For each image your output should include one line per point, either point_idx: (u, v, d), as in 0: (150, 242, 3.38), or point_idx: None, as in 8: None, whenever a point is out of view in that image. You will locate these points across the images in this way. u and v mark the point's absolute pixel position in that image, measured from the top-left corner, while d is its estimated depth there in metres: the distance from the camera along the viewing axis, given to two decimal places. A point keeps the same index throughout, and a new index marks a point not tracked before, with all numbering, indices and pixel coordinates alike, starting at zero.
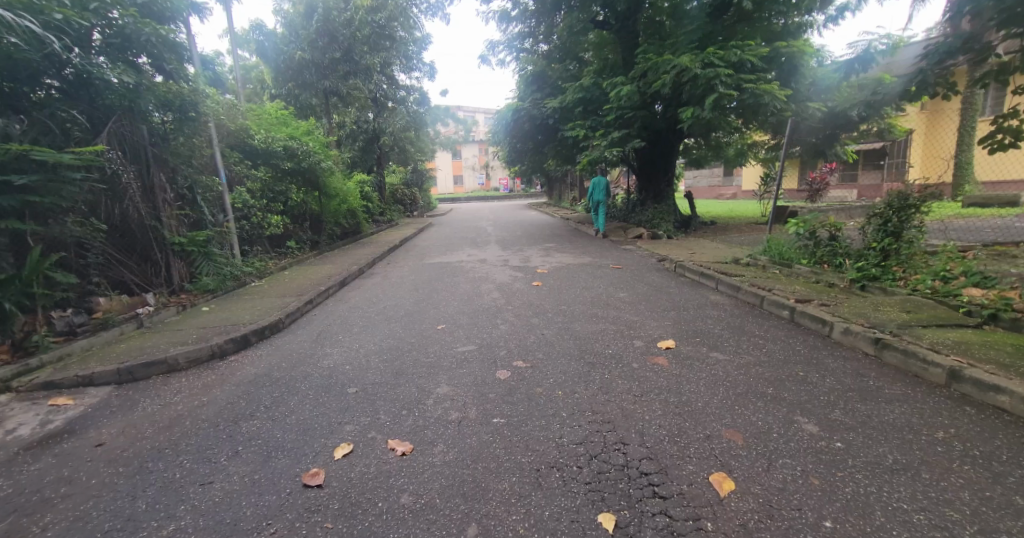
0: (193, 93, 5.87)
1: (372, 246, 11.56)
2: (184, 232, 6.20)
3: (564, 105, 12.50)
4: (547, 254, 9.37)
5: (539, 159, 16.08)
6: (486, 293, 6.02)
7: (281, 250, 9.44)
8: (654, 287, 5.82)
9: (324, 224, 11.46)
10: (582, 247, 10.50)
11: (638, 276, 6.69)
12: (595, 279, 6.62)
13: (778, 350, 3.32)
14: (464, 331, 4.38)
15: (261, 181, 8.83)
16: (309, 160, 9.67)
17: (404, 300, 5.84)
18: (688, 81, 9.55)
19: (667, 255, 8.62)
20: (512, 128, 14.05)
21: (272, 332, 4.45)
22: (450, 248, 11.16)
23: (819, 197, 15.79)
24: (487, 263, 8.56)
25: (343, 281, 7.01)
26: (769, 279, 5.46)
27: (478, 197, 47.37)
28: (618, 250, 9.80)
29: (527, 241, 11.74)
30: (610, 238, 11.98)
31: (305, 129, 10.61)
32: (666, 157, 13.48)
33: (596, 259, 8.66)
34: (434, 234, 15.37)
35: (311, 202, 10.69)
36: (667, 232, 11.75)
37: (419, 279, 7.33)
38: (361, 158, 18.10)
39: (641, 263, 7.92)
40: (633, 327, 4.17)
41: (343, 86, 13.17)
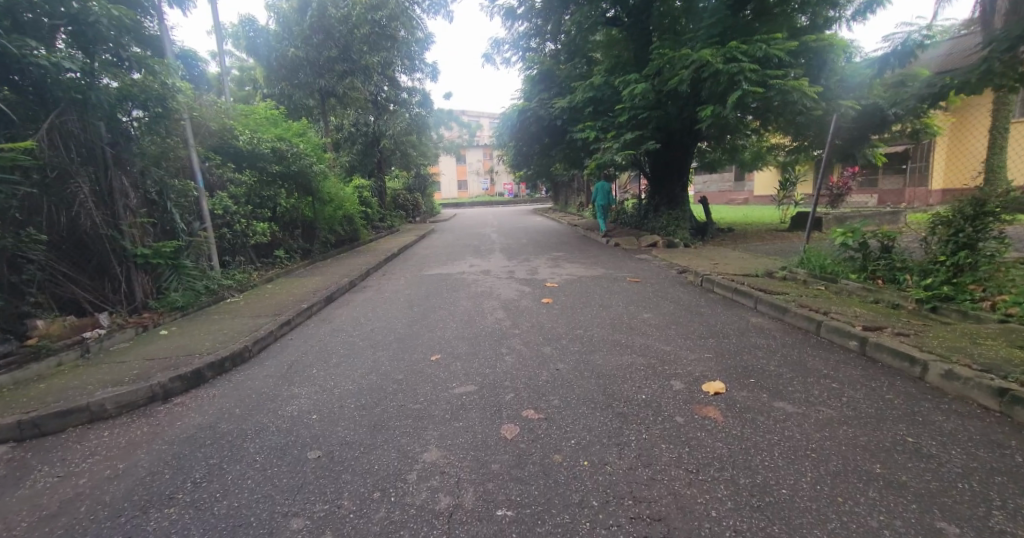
0: (161, 88, 5.29)
1: (369, 255, 10.92)
2: (150, 242, 5.55)
3: (573, 105, 11.86)
4: (555, 264, 8.68)
5: (546, 163, 15.41)
6: (489, 312, 5.32)
7: (269, 260, 8.81)
8: (680, 306, 5.10)
9: (318, 232, 10.85)
10: (593, 256, 9.79)
11: (659, 291, 5.97)
12: (610, 294, 5.92)
13: (863, 401, 2.57)
14: (463, 363, 3.67)
15: (247, 184, 8.26)
16: (299, 162, 9.13)
17: (396, 320, 5.15)
18: (709, 77, 8.88)
19: (688, 266, 7.88)
20: (517, 130, 13.40)
21: (233, 364, 3.75)
22: (451, 257, 10.50)
23: (840, 203, 15.25)
24: (490, 275, 7.87)
25: (330, 295, 6.36)
26: (816, 297, 4.70)
27: (482, 203, 46.83)
28: (631, 261, 9.09)
29: (533, 250, 11.05)
30: (622, 246, 11.23)
31: (298, 131, 10.01)
32: (680, 161, 12.82)
33: (609, 270, 7.97)
34: (436, 241, 14.70)
35: (303, 208, 10.08)
36: (682, 239, 11.08)
37: (414, 294, 6.65)
38: (361, 161, 17.79)
39: (660, 276, 7.21)
40: (664, 361, 3.46)
41: (340, 86, 12.58)
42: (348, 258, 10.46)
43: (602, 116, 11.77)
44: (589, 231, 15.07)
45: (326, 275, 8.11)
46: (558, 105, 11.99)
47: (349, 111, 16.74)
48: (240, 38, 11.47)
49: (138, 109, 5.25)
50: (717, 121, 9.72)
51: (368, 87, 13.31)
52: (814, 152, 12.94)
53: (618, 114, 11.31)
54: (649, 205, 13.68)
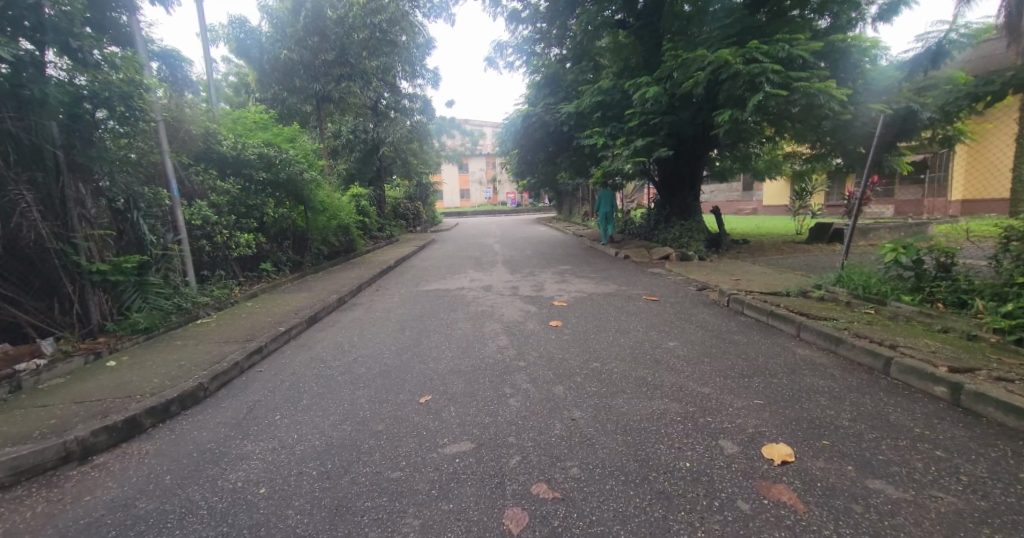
0: (126, 85, 4.78)
1: (363, 268, 10.33)
2: (109, 257, 4.97)
3: (580, 110, 11.34)
4: (561, 279, 8.07)
5: (551, 172, 14.86)
6: (491, 337, 4.71)
7: (255, 274, 8.23)
8: (708, 333, 4.46)
9: (310, 242, 10.29)
10: (602, 270, 9.16)
11: (680, 313, 5.33)
12: (625, 316, 5.29)
13: (990, 481, 1.92)
14: (459, 408, 3.05)
15: (230, 192, 7.71)
16: (289, 169, 8.67)
17: (384, 347, 4.52)
18: (728, 78, 8.34)
19: (708, 283, 7.25)
20: (521, 136, 12.85)
21: (182, 406, 3.12)
22: (450, 271, 9.91)
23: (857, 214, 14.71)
24: (491, 292, 7.26)
25: (314, 314, 5.74)
26: (870, 324, 4.04)
27: (484, 212, 46.40)
28: (643, 276, 8.46)
29: (537, 263, 10.43)
30: (632, 259, 10.61)
31: (289, 136, 9.48)
32: (692, 169, 12.30)
33: (620, 286, 7.34)
34: (436, 252, 14.12)
35: (294, 218, 9.53)
36: (697, 251, 10.49)
37: (408, 313, 6.05)
38: (360, 168, 17.28)
39: (677, 294, 6.58)
40: (705, 408, 2.81)
41: (336, 90, 12.08)
42: (342, 271, 9.88)
43: (610, 122, 11.25)
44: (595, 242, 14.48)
45: (314, 290, 7.52)
46: (564, 110, 11.45)
47: (347, 118, 16.32)
48: (231, 39, 10.94)
49: (102, 109, 4.71)
50: (734, 126, 9.18)
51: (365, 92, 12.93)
52: (833, 160, 12.39)
53: (628, 119, 10.79)
54: (659, 215, 13.10)
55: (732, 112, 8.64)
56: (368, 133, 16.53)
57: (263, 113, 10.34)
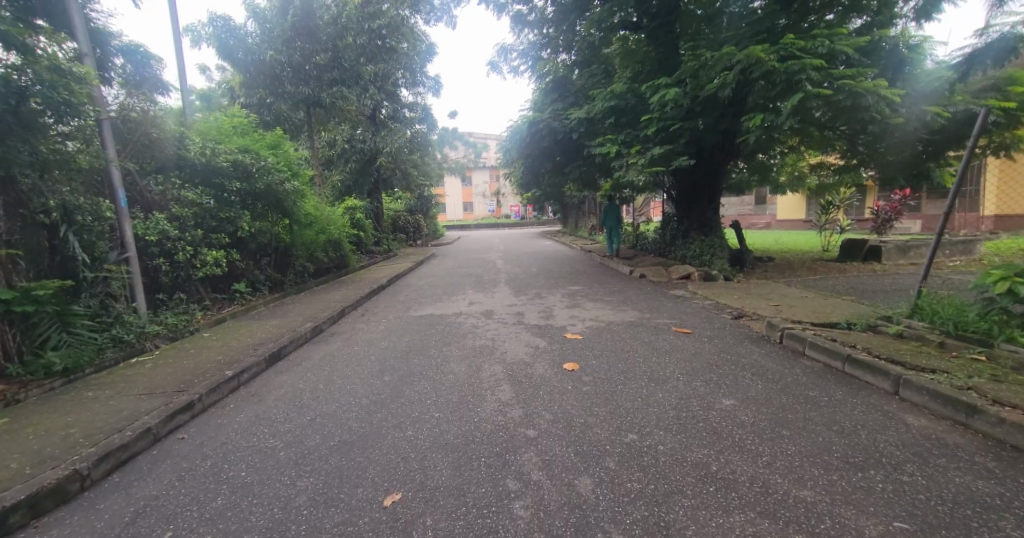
0: (45, 72, 4.03)
1: (352, 287, 9.43)
2: (19, 282, 4.02)
3: (592, 116, 10.49)
4: (572, 303, 7.13)
5: (557, 183, 13.98)
6: (491, 386, 3.74)
7: (227, 295, 7.33)
8: (767, 383, 3.47)
9: (294, 258, 9.46)
10: (617, 292, 8.19)
11: (722, 352, 4.36)
12: (655, 355, 4.32)
13: None
14: (437, 520, 2.05)
15: (198, 204, 6.84)
16: (267, 179, 7.83)
17: (353, 401, 3.55)
18: (761, 77, 7.47)
19: (745, 311, 6.28)
20: (526, 144, 11.96)
21: (35, 514, 2.13)
22: (448, 291, 8.99)
23: (887, 230, 13.86)
24: (491, 318, 6.33)
25: (280, 348, 4.80)
26: (994, 377, 3.05)
27: (488, 224, 45.65)
28: (664, 299, 7.52)
29: (544, 282, 9.49)
30: (649, 278, 9.66)
31: (272, 144, 8.65)
32: (711, 181, 11.50)
33: (640, 313, 6.38)
34: (434, 269, 13.23)
35: (276, 232, 8.69)
36: (721, 270, 9.54)
37: (394, 346, 5.11)
38: (357, 179, 16.65)
39: (709, 323, 5.61)
40: (816, 535, 1.81)
41: (326, 94, 11.30)
42: (329, 290, 9.01)
43: (624, 130, 10.39)
44: (605, 258, 13.55)
45: (292, 313, 6.62)
46: (574, 116, 10.59)
47: (344, 127, 15.62)
48: (214, 39, 10.13)
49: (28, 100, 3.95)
50: (764, 133, 8.30)
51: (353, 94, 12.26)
52: (865, 171, 11.57)
53: (644, 126, 9.94)
54: (675, 230, 12.19)
55: (763, 116, 7.75)
56: (366, 144, 15.98)
57: (247, 118, 9.55)
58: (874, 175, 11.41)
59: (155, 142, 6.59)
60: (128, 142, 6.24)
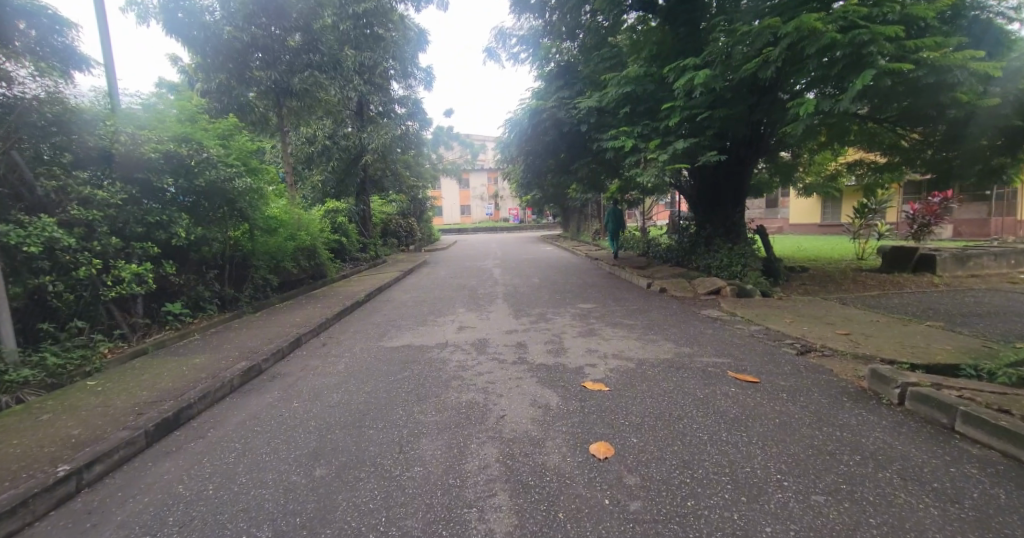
0: None
1: (323, 304, 8.05)
2: None
3: (603, 105, 9.14)
4: (586, 330, 5.75)
5: (561, 183, 12.61)
6: (478, 497, 2.33)
7: (155, 320, 5.98)
8: (943, 505, 2.06)
9: (252, 269, 8.07)
10: (637, 313, 6.82)
11: (820, 422, 2.96)
12: (724, 431, 2.92)
13: None
14: None
15: (117, 204, 5.45)
16: (210, 175, 6.43)
17: (249, 527, 2.15)
18: (814, 53, 6.15)
19: (814, 345, 4.90)
20: (528, 137, 10.58)
21: None
22: (435, 310, 7.62)
23: (926, 236, 12.61)
24: (482, 353, 4.93)
25: (180, 409, 3.36)
26: None
27: (486, 228, 44.19)
28: (697, 324, 6.15)
29: (548, 299, 8.10)
30: (671, 294, 8.34)
31: (222, 135, 7.21)
32: (734, 180, 10.21)
33: (673, 345, 5.00)
34: (423, 279, 11.85)
35: (229, 239, 7.30)
36: (756, 283, 8.23)
37: (347, 403, 3.70)
38: (341, 180, 15.26)
39: (773, 365, 4.21)
40: None
41: (298, 81, 10.02)
42: (294, 309, 7.63)
43: (640, 121, 9.04)
44: (614, 267, 12.19)
45: (232, 345, 5.22)
46: (583, 105, 9.24)
47: (325, 121, 14.24)
48: (162, 13, 8.42)
49: None
50: (814, 121, 6.98)
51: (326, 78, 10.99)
52: (911, 169, 10.34)
53: (665, 115, 8.65)
54: (696, 236, 10.89)
55: (815, 101, 6.43)
56: (350, 139, 14.55)
57: (200, 104, 8.18)
58: (922, 173, 10.17)
59: (58, 126, 5.15)
60: (13, 123, 4.69)
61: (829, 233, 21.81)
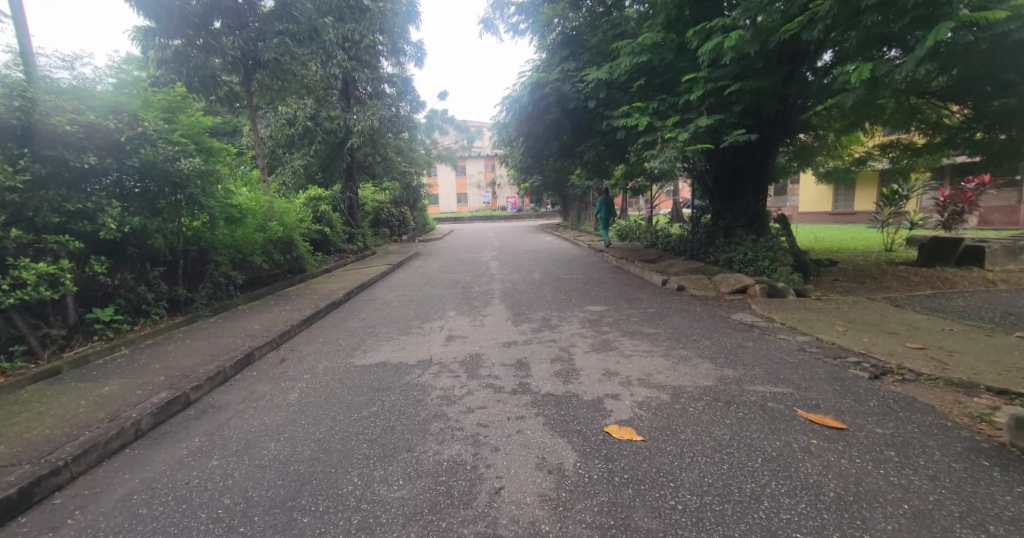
0: None
1: (295, 305, 7.04)
2: None
3: (614, 78, 8.06)
4: (600, 344, 4.78)
5: (563, 168, 11.55)
6: None
7: (79, 329, 4.97)
8: None
9: (211, 265, 7.05)
10: (656, 319, 5.87)
11: (975, 513, 1.96)
12: (835, 530, 1.92)
13: None
14: None
15: (16, 188, 4.36)
16: (146, 154, 5.34)
17: None
18: (875, 4, 5.08)
19: (891, 364, 3.91)
20: (528, 115, 9.50)
21: None
22: (422, 314, 6.64)
23: (958, 225, 11.57)
24: (474, 379, 3.93)
25: (28, 485, 2.31)
26: None
27: (484, 217, 43.02)
28: (731, 333, 5.16)
29: (552, 299, 7.12)
30: (692, 292, 7.38)
31: (170, 108, 6.10)
32: (757, 164, 9.22)
33: (712, 367, 4.02)
34: (413, 274, 10.84)
35: (179, 230, 6.24)
36: (788, 280, 7.27)
37: (284, 461, 2.69)
38: (326, 165, 14.13)
39: (853, 399, 3.22)
40: None
41: (266, 50, 8.96)
42: (258, 312, 6.62)
43: (657, 96, 7.97)
44: (621, 260, 11.18)
45: (162, 364, 4.17)
46: (590, 78, 8.14)
47: (307, 100, 13.07)
48: None
49: None
50: (865, 90, 5.91)
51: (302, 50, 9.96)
52: (953, 151, 9.35)
53: (686, 88, 7.58)
54: (713, 227, 9.91)
55: (873, 65, 5.39)
56: (334, 121, 13.26)
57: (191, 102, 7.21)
58: (966, 155, 9.15)
59: None
60: None
61: (842, 221, 20.96)
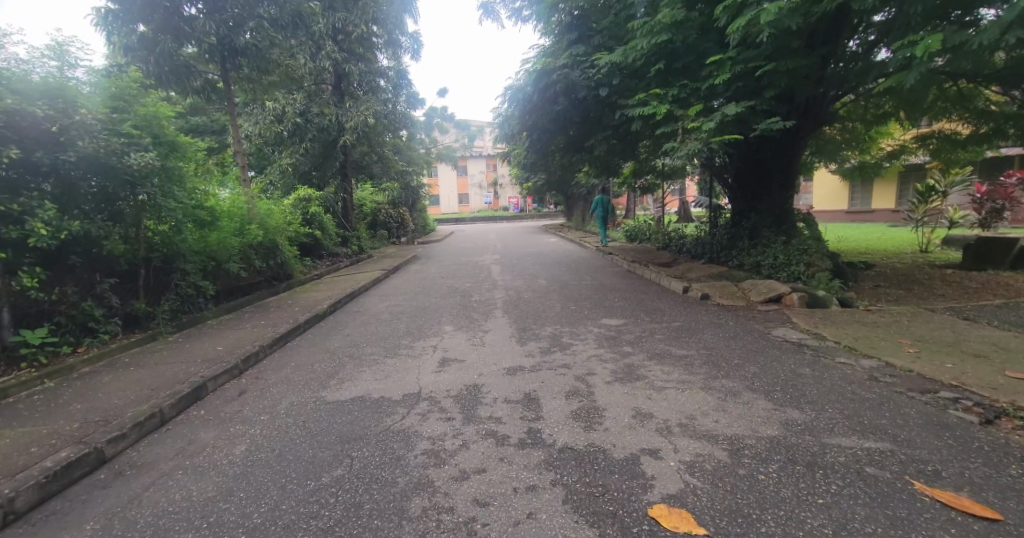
0: None
1: (272, 320, 6.24)
2: None
3: (628, 62, 7.24)
4: (623, 373, 3.97)
5: (570, 164, 10.74)
6: None
7: (3, 354, 4.16)
8: None
9: (178, 275, 6.25)
10: (683, 336, 5.06)
11: None
12: None
13: None
14: None
15: None
16: (85, 148, 4.56)
17: None
18: None
19: (1003, 401, 3.06)
20: (533, 106, 8.71)
21: None
22: (415, 329, 5.84)
23: (998, 223, 10.69)
24: (471, 425, 3.11)
25: None
26: None
27: (486, 217, 42.18)
28: (778, 355, 4.33)
29: (562, 311, 6.31)
30: (720, 302, 6.56)
31: (124, 95, 5.30)
32: (783, 158, 8.42)
33: (770, 406, 3.19)
34: (408, 281, 10.03)
35: (131, 236, 5.46)
36: (829, 287, 6.44)
37: None
38: (319, 164, 13.42)
39: (981, 460, 2.38)
40: None
41: (245, 36, 8.21)
42: (228, 328, 5.82)
43: (676, 81, 7.18)
44: (633, 264, 10.34)
45: (87, 403, 3.36)
46: (602, 61, 7.33)
47: (297, 94, 12.29)
48: None
49: None
50: (926, 66, 5.07)
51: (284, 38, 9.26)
52: (1003, 142, 8.55)
53: (711, 70, 6.75)
54: (735, 227, 9.11)
55: (942, 34, 4.59)
56: (325, 116, 12.46)
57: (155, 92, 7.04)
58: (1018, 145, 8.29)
59: None
60: None
61: (859, 220, 20.09)
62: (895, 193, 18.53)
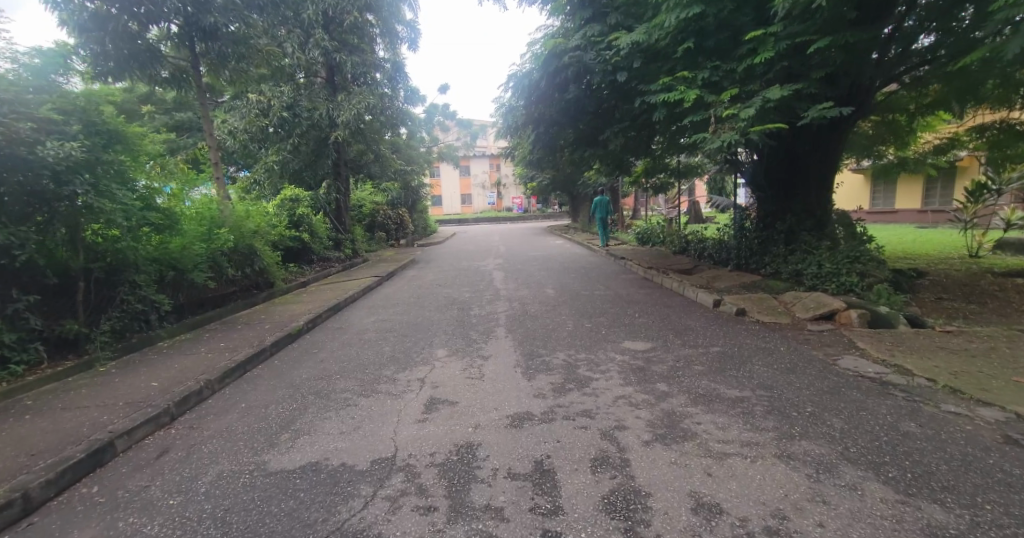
0: None
1: (234, 341, 5.28)
2: None
3: (651, 39, 6.25)
4: (665, 429, 2.98)
5: (580, 161, 9.77)
6: None
7: None
8: None
9: (127, 289, 5.27)
10: (730, 369, 4.06)
11: None
12: None
13: None
14: None
15: None
16: None
17: None
18: None
19: None
20: (540, 94, 7.77)
21: None
22: (400, 354, 4.87)
23: None
24: (459, 524, 2.15)
25: None
26: None
27: (489, 218, 41.05)
28: (863, 401, 3.33)
29: (575, 331, 5.32)
30: (762, 319, 5.56)
31: (50, 73, 4.40)
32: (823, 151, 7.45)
33: (892, 495, 2.20)
34: (401, 289, 9.06)
35: (56, 243, 4.54)
36: (892, 302, 5.45)
37: None
38: (310, 163, 12.59)
39: None
40: None
41: (217, 16, 7.29)
42: (180, 353, 4.86)
43: (708, 62, 6.20)
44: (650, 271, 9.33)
45: None
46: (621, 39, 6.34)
47: (285, 86, 11.38)
48: None
49: None
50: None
51: (264, 21, 8.37)
52: None
53: (751, 47, 5.73)
54: (766, 230, 8.11)
55: None
56: (314, 109, 11.54)
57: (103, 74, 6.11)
58: None
59: None
60: None
61: (877, 220, 18.99)
62: (922, 191, 17.47)
